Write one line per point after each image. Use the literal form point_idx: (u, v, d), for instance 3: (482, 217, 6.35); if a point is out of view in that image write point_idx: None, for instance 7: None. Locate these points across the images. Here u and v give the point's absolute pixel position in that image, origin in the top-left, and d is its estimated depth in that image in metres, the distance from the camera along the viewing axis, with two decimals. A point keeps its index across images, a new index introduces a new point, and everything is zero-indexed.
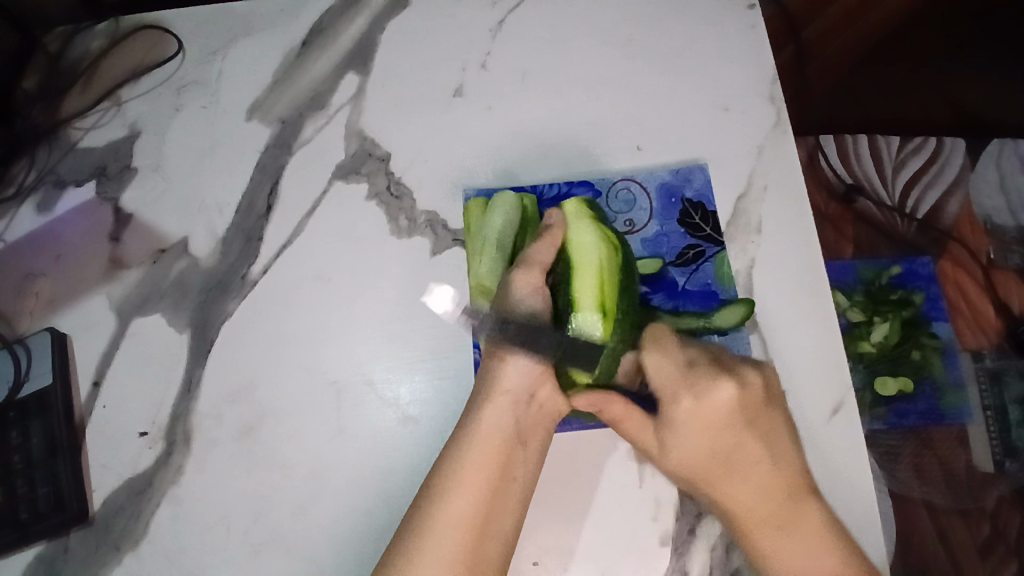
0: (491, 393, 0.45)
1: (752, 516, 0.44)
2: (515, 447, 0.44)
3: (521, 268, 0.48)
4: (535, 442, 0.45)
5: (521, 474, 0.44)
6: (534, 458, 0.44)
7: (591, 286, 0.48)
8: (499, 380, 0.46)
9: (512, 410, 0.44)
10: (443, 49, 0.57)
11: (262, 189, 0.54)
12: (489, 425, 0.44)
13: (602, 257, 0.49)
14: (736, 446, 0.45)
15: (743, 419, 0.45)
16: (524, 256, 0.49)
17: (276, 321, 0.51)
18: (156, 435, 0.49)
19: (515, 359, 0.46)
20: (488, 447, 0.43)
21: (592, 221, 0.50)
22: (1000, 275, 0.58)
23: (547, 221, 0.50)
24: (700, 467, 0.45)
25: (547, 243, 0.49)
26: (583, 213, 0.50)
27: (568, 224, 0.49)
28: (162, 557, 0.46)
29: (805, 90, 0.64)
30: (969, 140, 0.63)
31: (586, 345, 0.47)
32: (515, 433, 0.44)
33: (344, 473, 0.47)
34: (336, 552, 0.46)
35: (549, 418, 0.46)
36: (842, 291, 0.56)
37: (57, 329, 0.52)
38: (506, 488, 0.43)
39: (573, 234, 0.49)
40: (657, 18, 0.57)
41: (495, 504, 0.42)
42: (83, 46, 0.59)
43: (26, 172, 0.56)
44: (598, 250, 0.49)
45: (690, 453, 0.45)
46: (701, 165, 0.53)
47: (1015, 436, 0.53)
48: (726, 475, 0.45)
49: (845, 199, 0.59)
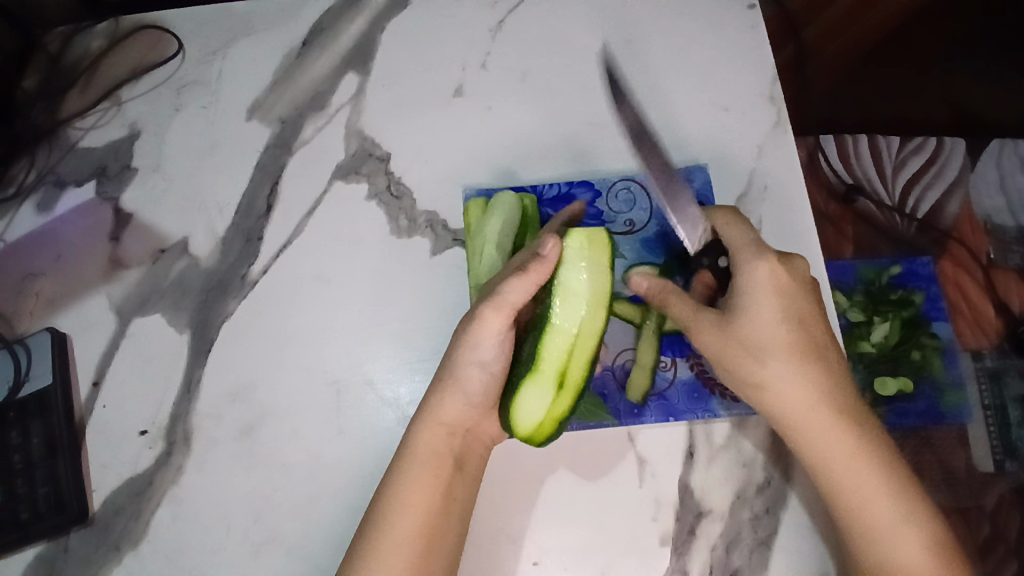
0: (428, 422, 0.43)
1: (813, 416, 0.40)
2: (454, 472, 0.42)
3: (488, 307, 0.42)
4: (471, 468, 0.44)
5: (460, 499, 0.42)
6: (472, 482, 0.43)
7: (563, 349, 0.40)
8: (437, 409, 0.43)
9: (450, 439, 0.43)
10: (443, 50, 0.57)
11: (262, 188, 0.54)
12: (427, 448, 0.42)
13: (586, 318, 0.40)
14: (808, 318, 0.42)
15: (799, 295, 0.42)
16: (499, 289, 0.41)
17: (275, 321, 0.51)
18: (156, 434, 0.49)
19: (453, 397, 0.43)
20: (427, 473, 0.42)
21: (591, 267, 0.41)
22: (1000, 274, 0.58)
23: (541, 252, 0.41)
24: (778, 348, 0.41)
25: (530, 285, 0.40)
26: (587, 253, 0.41)
27: (564, 269, 0.41)
28: (163, 557, 0.46)
29: (805, 91, 0.65)
30: (968, 143, 0.62)
31: (529, 410, 0.40)
32: (452, 459, 0.43)
33: (342, 472, 0.47)
34: (335, 552, 0.46)
35: (483, 445, 0.45)
36: (842, 291, 0.56)
37: (57, 329, 0.52)
38: (446, 514, 0.41)
39: (564, 278, 0.41)
40: (656, 18, 0.57)
41: (437, 527, 0.41)
42: (82, 46, 0.59)
43: (26, 171, 0.56)
44: (584, 307, 0.40)
45: (766, 332, 0.41)
46: (701, 165, 0.52)
47: (1015, 436, 0.53)
48: (799, 372, 0.41)
49: (845, 198, 0.59)
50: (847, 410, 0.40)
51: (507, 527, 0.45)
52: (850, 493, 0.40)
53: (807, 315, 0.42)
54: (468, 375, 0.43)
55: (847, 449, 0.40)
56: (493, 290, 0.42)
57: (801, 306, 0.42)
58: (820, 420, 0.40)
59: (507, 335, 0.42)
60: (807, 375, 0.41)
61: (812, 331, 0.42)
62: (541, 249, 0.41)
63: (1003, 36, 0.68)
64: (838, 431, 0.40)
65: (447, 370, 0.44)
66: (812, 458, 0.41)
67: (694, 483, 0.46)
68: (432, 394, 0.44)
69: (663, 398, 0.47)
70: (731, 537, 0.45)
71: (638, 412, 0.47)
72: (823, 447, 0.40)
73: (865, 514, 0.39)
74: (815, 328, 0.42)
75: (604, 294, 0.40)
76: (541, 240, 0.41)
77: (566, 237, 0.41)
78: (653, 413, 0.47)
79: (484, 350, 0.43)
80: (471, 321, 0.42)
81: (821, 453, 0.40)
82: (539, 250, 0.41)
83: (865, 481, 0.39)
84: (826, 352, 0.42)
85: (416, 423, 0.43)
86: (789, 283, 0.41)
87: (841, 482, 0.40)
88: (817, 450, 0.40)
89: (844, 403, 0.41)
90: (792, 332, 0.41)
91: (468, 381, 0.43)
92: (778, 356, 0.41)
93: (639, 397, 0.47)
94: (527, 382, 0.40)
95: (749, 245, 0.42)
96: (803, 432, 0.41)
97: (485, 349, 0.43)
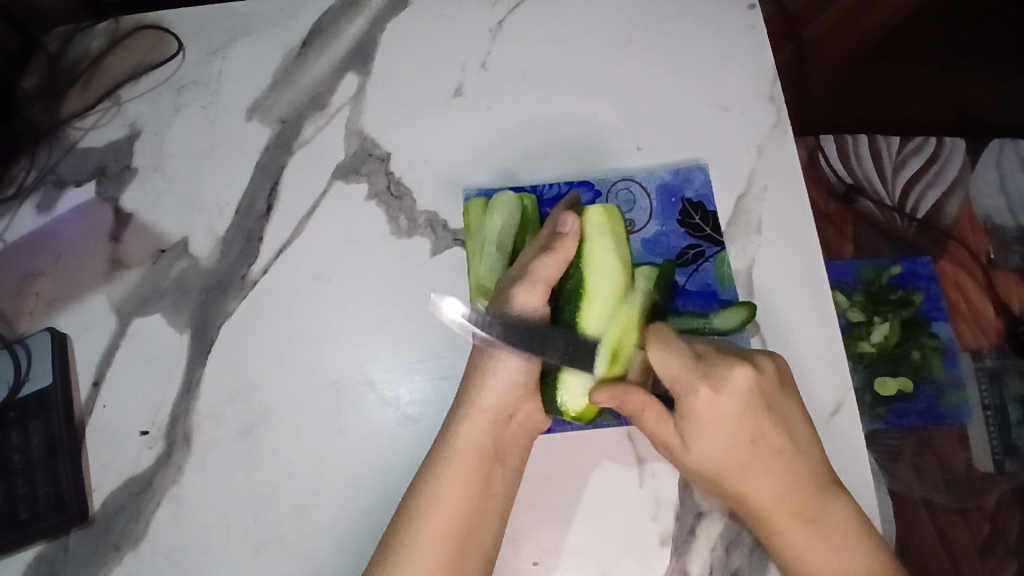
0: (468, 411, 0.44)
1: (770, 514, 0.42)
2: (493, 464, 0.43)
3: (526, 287, 0.44)
4: (512, 459, 0.44)
5: (500, 489, 0.43)
6: (511, 476, 0.44)
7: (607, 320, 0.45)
8: (477, 397, 0.44)
9: (490, 428, 0.44)
10: (442, 50, 0.57)
11: (262, 188, 0.54)
12: (466, 439, 0.43)
13: (619, 285, 0.46)
14: (757, 433, 0.42)
15: (744, 414, 0.42)
16: (530, 270, 0.44)
17: (276, 321, 0.51)
18: (156, 434, 0.49)
19: (496, 378, 0.44)
20: (466, 463, 0.42)
21: (614, 240, 0.47)
22: (1000, 274, 0.58)
23: (564, 230, 0.45)
24: (724, 465, 0.42)
25: (563, 260, 0.44)
26: (607, 230, 0.47)
27: (595, 247, 0.46)
28: (162, 557, 0.46)
29: (806, 88, 0.64)
30: (968, 141, 0.62)
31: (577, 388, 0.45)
32: (492, 450, 0.43)
33: (344, 472, 0.47)
34: (336, 552, 0.46)
35: (527, 434, 0.45)
36: (842, 291, 0.56)
37: (57, 329, 0.52)
38: (483, 508, 0.42)
39: (591, 253, 0.46)
40: (656, 18, 0.57)
41: (475, 518, 0.42)
42: (83, 46, 0.59)
43: (26, 172, 0.56)
44: (617, 276, 0.46)
45: (713, 455, 0.42)
46: (701, 165, 0.53)
47: (1015, 436, 0.53)
48: (744, 488, 0.42)
49: (845, 198, 0.59)
50: (804, 508, 0.42)
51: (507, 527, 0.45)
52: None
53: (753, 435, 0.42)
54: (507, 355, 0.45)
55: (819, 548, 0.41)
56: (525, 271, 0.45)
57: (746, 426, 0.42)
58: (788, 527, 0.42)
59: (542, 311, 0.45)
60: (761, 490, 0.42)
61: (763, 448, 0.42)
62: (563, 227, 0.45)
63: (1002, 38, 0.69)
64: (804, 535, 0.42)
65: (486, 352, 0.45)
66: (775, 548, 0.43)
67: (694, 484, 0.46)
68: (472, 380, 0.45)
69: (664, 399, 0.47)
70: (731, 537, 0.45)
71: None
72: (792, 549, 0.42)
73: None
74: (768, 442, 0.42)
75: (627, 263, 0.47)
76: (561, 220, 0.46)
77: (583, 216, 0.47)
78: None
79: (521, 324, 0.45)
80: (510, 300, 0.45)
81: (782, 548, 0.42)
82: (561, 229, 0.45)
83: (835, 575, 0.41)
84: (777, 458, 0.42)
85: (456, 413, 0.44)
86: (727, 411, 0.42)
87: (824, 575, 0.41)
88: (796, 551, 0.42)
89: (809, 506, 0.42)
90: (740, 455, 0.42)
91: (508, 363, 0.45)
92: (730, 478, 0.43)
93: None
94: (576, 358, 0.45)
95: (684, 377, 0.42)
96: (780, 542, 0.42)
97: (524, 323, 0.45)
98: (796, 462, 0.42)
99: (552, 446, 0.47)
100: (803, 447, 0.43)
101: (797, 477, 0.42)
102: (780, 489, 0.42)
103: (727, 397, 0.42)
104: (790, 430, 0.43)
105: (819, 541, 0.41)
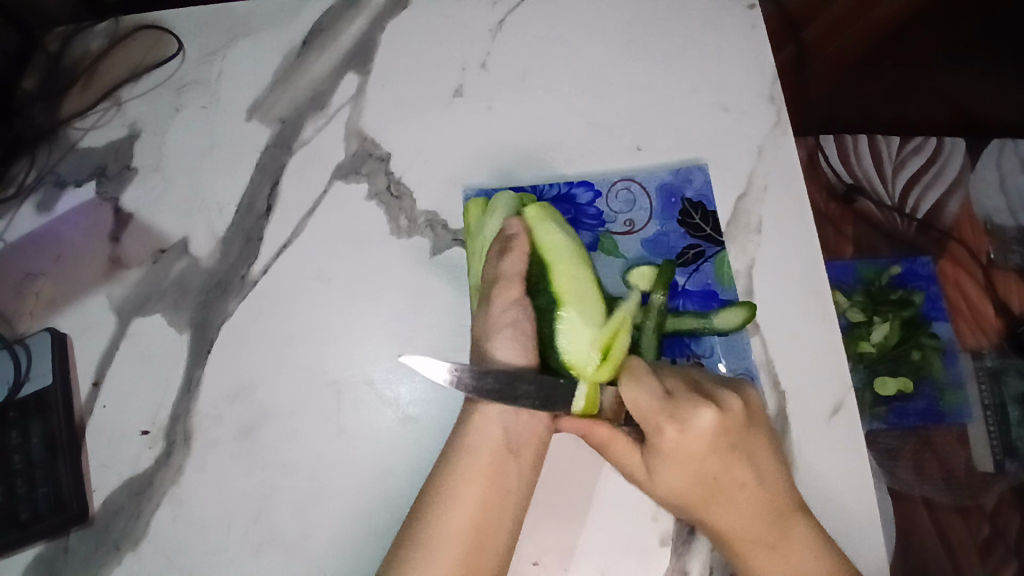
0: (479, 403, 0.44)
1: (741, 544, 0.42)
2: (509, 456, 0.43)
3: (498, 287, 0.46)
4: (530, 451, 0.44)
5: (516, 485, 0.43)
6: (528, 470, 0.43)
7: (581, 289, 0.47)
8: (490, 387, 0.45)
9: (503, 419, 0.44)
10: (442, 50, 0.57)
11: (262, 188, 0.54)
12: (479, 434, 0.43)
13: (579, 256, 0.48)
14: (723, 470, 0.42)
15: (710, 449, 0.42)
16: (495, 271, 0.47)
17: (276, 321, 0.51)
18: (156, 434, 0.49)
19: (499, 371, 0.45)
20: (484, 456, 0.42)
21: (557, 224, 0.49)
22: (1000, 274, 0.58)
23: (513, 230, 0.48)
24: (690, 497, 0.43)
25: (520, 256, 0.47)
26: (547, 217, 0.49)
27: (547, 229, 0.49)
28: (162, 556, 0.46)
29: (805, 90, 0.65)
30: (968, 141, 0.62)
31: (583, 353, 0.45)
32: (509, 442, 0.43)
33: (344, 472, 0.47)
34: (336, 553, 0.46)
35: (546, 422, 0.45)
36: (842, 291, 0.56)
37: (57, 329, 0.51)
38: (502, 502, 0.42)
39: (544, 241, 0.48)
40: (655, 18, 0.57)
41: (495, 513, 0.41)
42: (82, 46, 0.59)
43: (26, 171, 0.56)
44: (573, 252, 0.48)
45: (678, 488, 0.43)
46: (701, 165, 0.53)
47: (1015, 436, 0.53)
48: (710, 517, 0.43)
49: (845, 199, 0.59)
50: (769, 535, 0.42)
51: None
52: None
53: (717, 473, 0.42)
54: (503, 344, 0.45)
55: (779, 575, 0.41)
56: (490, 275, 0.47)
57: (717, 460, 0.42)
58: (753, 558, 0.42)
59: (522, 302, 0.46)
60: (725, 523, 0.42)
61: (726, 484, 0.42)
62: (511, 228, 0.49)
63: (1003, 37, 0.69)
64: (767, 565, 0.42)
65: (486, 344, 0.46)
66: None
67: None
68: (482, 372, 0.45)
69: None
70: None
71: None
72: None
73: None
74: (736, 473, 0.42)
75: (579, 240, 0.49)
76: (504, 224, 0.49)
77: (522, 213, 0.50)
78: None
79: (511, 314, 0.46)
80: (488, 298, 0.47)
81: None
82: (509, 230, 0.49)
83: None
84: (740, 491, 0.42)
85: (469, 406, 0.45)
86: (692, 449, 0.42)
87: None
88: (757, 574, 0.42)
89: (771, 534, 0.42)
90: (703, 491, 0.42)
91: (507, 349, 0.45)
92: (697, 513, 0.43)
93: None
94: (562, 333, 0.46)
95: (650, 413, 0.42)
96: (750, 571, 0.42)
97: (505, 316, 0.46)
98: (760, 494, 0.42)
99: (559, 447, 0.47)
100: (766, 474, 0.43)
101: (762, 505, 0.42)
102: (744, 519, 0.42)
103: (694, 436, 0.42)
104: (753, 460, 0.43)
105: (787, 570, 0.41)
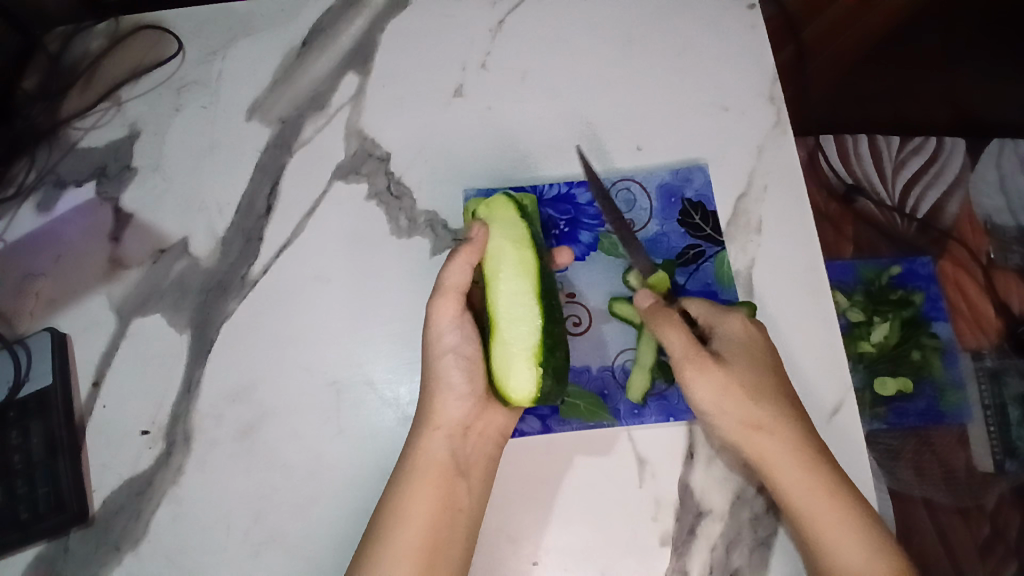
0: (425, 428, 0.44)
1: (784, 464, 0.43)
2: (456, 477, 0.43)
3: (437, 298, 0.44)
4: (476, 472, 0.44)
5: (466, 503, 0.42)
6: (477, 488, 0.43)
7: (518, 301, 0.42)
8: (432, 414, 0.44)
9: (448, 443, 0.43)
10: (443, 50, 0.57)
11: (262, 189, 0.54)
12: (425, 454, 0.43)
13: (522, 262, 0.43)
14: (776, 372, 0.45)
15: (764, 346, 0.45)
16: (440, 278, 0.44)
17: (276, 320, 0.51)
18: (156, 434, 0.49)
19: (444, 397, 0.44)
20: (427, 478, 0.42)
21: (511, 223, 0.44)
22: (1000, 274, 0.58)
23: (470, 235, 0.44)
24: (750, 387, 0.43)
25: (463, 265, 0.43)
26: (505, 217, 0.45)
27: (490, 233, 0.44)
28: (162, 557, 0.46)
29: (805, 89, 0.64)
30: (968, 141, 0.62)
31: (517, 372, 0.41)
32: (454, 464, 0.43)
33: (343, 472, 0.47)
34: (336, 553, 0.46)
35: (491, 444, 0.45)
36: (842, 291, 0.56)
37: (57, 329, 0.52)
38: (453, 519, 0.42)
39: (493, 247, 0.44)
40: (656, 18, 0.57)
41: (445, 533, 0.41)
42: (83, 46, 0.59)
43: (26, 171, 0.56)
44: (518, 256, 0.43)
45: (739, 376, 0.43)
46: (701, 165, 0.53)
47: (1015, 436, 0.53)
48: (760, 415, 0.43)
49: (845, 198, 0.58)
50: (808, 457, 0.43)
51: (507, 527, 0.45)
52: (826, 543, 0.41)
53: (774, 370, 0.44)
54: (446, 371, 0.44)
55: (813, 491, 0.42)
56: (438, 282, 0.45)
57: (776, 360, 0.45)
58: (791, 478, 0.42)
59: (465, 317, 0.44)
60: (778, 437, 0.43)
61: (780, 385, 0.44)
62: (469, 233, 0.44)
63: (1003, 37, 0.69)
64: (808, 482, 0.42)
65: (429, 374, 0.45)
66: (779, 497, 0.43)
67: (694, 483, 0.46)
68: (423, 401, 0.45)
69: (663, 398, 0.48)
70: (731, 537, 0.45)
71: (638, 413, 0.47)
72: (796, 495, 0.42)
73: (834, 551, 0.41)
74: (789, 382, 0.45)
75: (524, 237, 0.44)
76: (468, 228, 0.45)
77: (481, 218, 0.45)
78: (653, 416, 0.47)
79: (449, 337, 0.44)
80: (427, 317, 0.44)
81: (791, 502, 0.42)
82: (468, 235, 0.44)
83: (836, 535, 0.41)
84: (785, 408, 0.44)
85: (415, 430, 0.44)
86: (755, 342, 0.45)
87: (803, 517, 0.42)
88: (777, 483, 0.43)
89: (810, 456, 0.43)
90: (761, 386, 0.44)
91: (449, 376, 0.44)
92: (753, 402, 0.43)
93: (639, 398, 0.47)
94: (497, 353, 0.41)
95: (718, 310, 0.46)
96: (778, 488, 0.43)
97: (449, 337, 0.44)
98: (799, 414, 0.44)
99: (561, 446, 0.47)
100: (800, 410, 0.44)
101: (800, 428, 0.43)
102: (789, 426, 0.43)
103: (756, 334, 0.45)
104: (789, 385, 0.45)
105: (824, 495, 0.42)
